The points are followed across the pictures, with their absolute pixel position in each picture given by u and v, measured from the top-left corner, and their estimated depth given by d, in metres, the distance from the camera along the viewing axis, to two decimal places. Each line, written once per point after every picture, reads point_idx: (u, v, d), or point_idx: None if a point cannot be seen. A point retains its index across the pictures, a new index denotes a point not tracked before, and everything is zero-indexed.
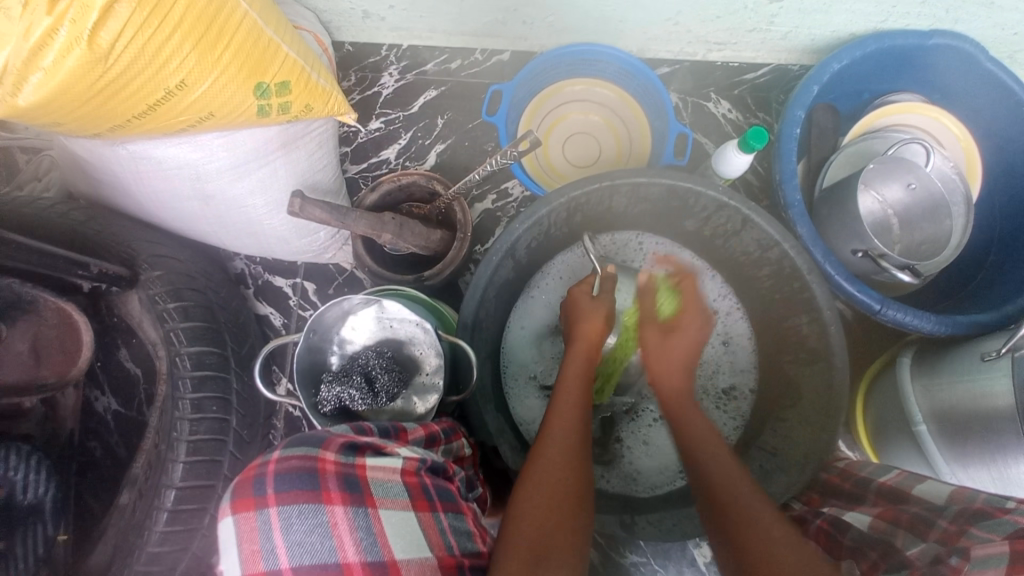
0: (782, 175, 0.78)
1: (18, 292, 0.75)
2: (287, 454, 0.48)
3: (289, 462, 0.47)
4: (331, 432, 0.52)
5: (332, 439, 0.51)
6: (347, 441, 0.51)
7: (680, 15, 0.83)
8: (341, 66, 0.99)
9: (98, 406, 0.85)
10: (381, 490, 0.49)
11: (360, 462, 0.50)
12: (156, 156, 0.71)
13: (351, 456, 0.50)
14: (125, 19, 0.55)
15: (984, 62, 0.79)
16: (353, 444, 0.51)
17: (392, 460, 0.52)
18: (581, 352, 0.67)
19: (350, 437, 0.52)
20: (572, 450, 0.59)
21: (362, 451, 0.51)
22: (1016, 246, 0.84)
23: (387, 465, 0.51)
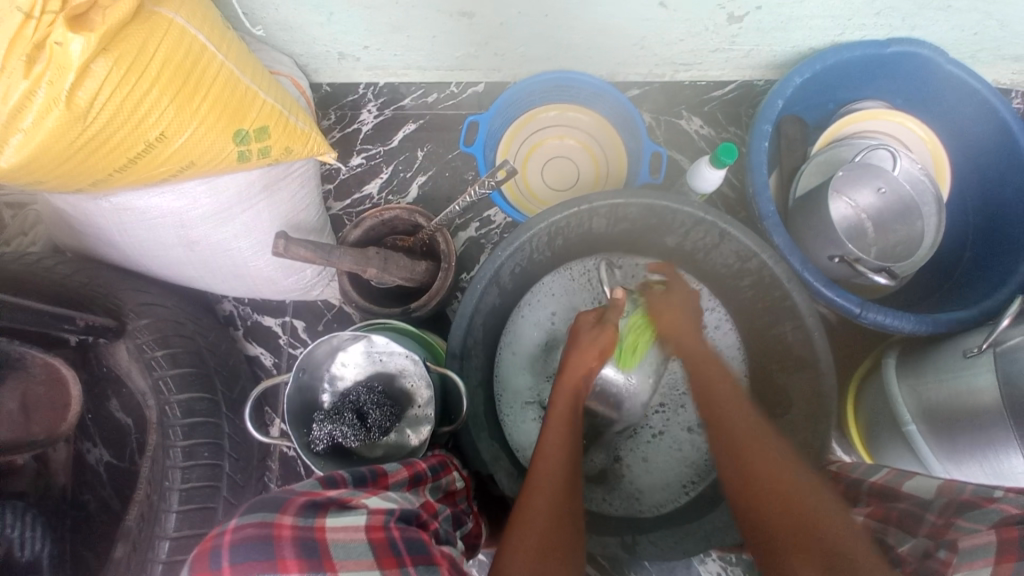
0: (754, 188, 0.80)
1: (6, 350, 0.76)
2: (242, 522, 0.44)
3: (243, 530, 0.44)
4: (292, 490, 0.48)
5: (292, 500, 0.47)
6: (308, 500, 0.47)
7: (645, 40, 0.86)
8: (320, 106, 1.01)
9: (90, 458, 0.82)
10: (343, 552, 0.45)
11: (320, 523, 0.46)
12: (140, 208, 0.72)
13: (310, 517, 0.46)
14: (102, 78, 0.57)
15: (945, 65, 0.82)
16: (315, 503, 0.47)
17: (356, 516, 0.47)
18: (570, 389, 0.67)
19: (313, 494, 0.48)
20: (559, 490, 0.59)
21: (324, 509, 0.47)
22: (991, 241, 0.86)
23: (349, 524, 0.46)
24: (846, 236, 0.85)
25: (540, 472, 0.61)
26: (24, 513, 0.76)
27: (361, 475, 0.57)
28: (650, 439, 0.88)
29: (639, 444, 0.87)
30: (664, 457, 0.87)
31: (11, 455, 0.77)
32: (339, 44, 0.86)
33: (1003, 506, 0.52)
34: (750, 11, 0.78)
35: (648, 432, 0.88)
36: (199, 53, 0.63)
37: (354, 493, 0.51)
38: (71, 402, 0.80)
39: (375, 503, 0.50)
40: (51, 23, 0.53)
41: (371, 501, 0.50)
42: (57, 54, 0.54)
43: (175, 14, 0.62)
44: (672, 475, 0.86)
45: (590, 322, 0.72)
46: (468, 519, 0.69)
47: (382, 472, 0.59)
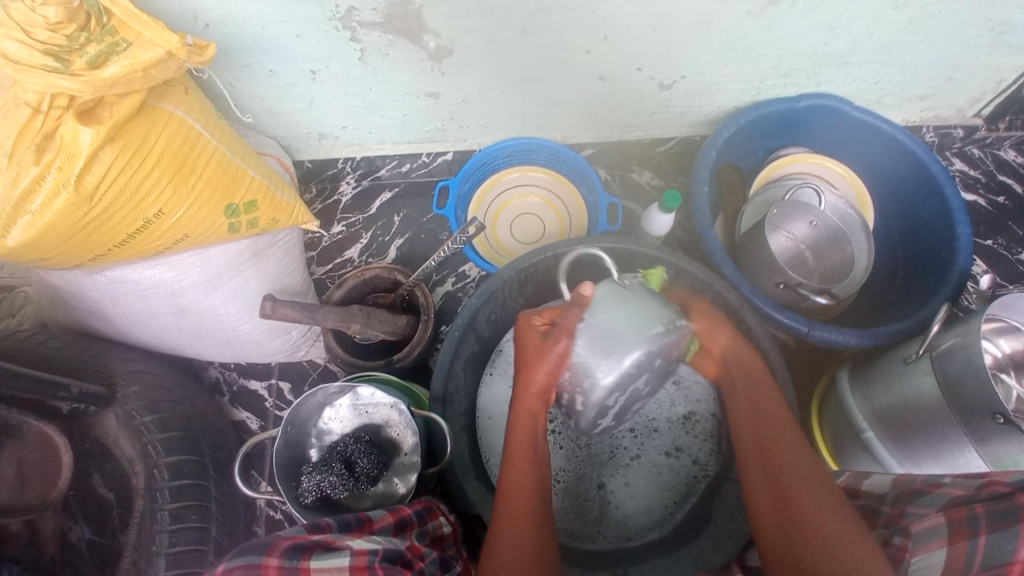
0: (701, 227, 0.88)
1: (1, 418, 0.76)
2: (232, 564, 0.46)
3: (232, 572, 0.45)
4: (279, 534, 0.50)
5: (277, 543, 0.48)
6: (293, 543, 0.48)
7: (591, 108, 0.98)
8: (302, 181, 1.10)
9: (71, 537, 0.77)
10: None
11: (305, 564, 0.46)
12: (134, 279, 0.77)
13: (295, 559, 0.47)
14: (108, 163, 0.64)
15: (852, 111, 0.94)
16: (299, 545, 0.48)
17: (339, 556, 0.48)
18: (526, 415, 0.66)
19: (297, 538, 0.49)
20: (530, 510, 0.62)
21: (308, 552, 0.48)
22: (918, 259, 0.95)
23: (332, 565, 0.47)
24: (789, 265, 0.93)
25: (507, 507, 0.62)
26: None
27: (346, 521, 0.58)
28: (629, 463, 0.88)
29: (620, 470, 0.87)
30: (646, 482, 0.87)
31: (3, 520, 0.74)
32: (319, 125, 0.96)
33: (951, 489, 0.54)
34: (677, 79, 0.91)
35: (626, 455, 0.88)
36: (195, 139, 0.71)
37: (338, 537, 0.52)
38: (62, 470, 0.78)
39: (359, 545, 0.50)
40: (59, 116, 0.61)
41: (355, 543, 0.50)
42: (67, 143, 0.61)
43: (175, 107, 0.70)
44: (654, 500, 0.87)
45: (540, 330, 0.66)
46: (458, 563, 0.70)
47: (367, 518, 0.60)
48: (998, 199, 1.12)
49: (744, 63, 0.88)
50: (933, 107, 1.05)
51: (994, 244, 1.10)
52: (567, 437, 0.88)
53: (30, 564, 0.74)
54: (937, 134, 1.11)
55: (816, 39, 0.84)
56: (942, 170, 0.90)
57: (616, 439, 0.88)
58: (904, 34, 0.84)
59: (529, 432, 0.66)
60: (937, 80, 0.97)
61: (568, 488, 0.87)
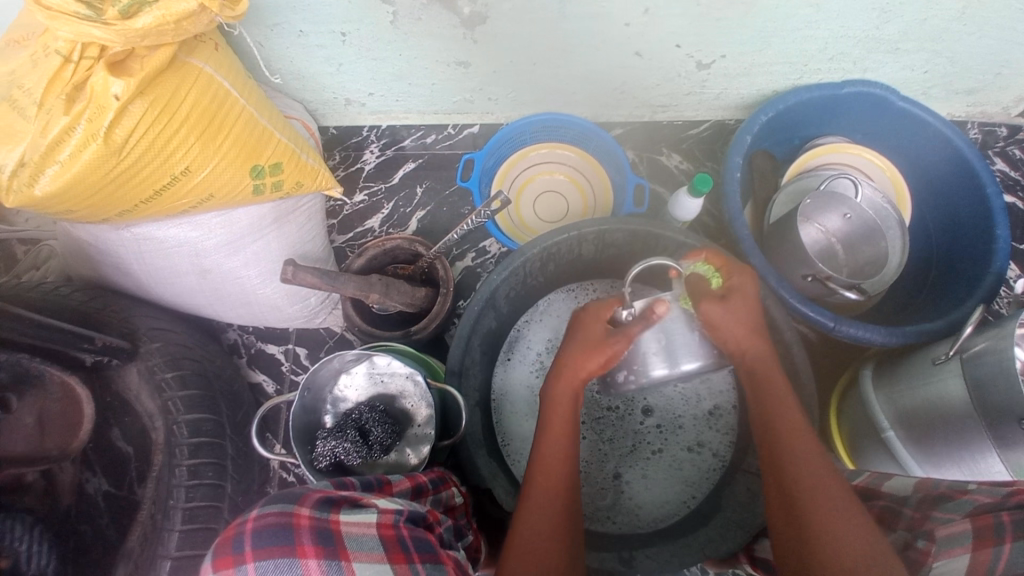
0: (730, 213, 0.86)
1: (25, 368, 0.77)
2: (263, 511, 0.44)
3: (264, 518, 0.43)
4: (307, 487, 0.48)
5: (308, 494, 0.47)
6: (323, 495, 0.47)
7: (624, 85, 0.95)
8: (325, 148, 1.08)
9: (89, 488, 0.80)
10: (356, 544, 0.45)
11: (335, 516, 0.46)
12: (157, 237, 0.77)
13: (327, 510, 0.46)
14: (138, 117, 0.63)
15: (897, 101, 0.90)
16: (329, 498, 0.47)
17: (368, 513, 0.47)
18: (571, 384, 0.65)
19: (326, 491, 0.48)
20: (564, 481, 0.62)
21: (338, 505, 0.47)
22: (954, 260, 0.92)
23: (361, 520, 0.46)
24: (818, 258, 0.91)
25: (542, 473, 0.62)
26: (32, 526, 0.76)
27: (369, 481, 0.58)
28: (649, 457, 0.89)
29: (637, 462, 0.88)
30: (661, 474, 0.88)
31: (22, 470, 0.76)
32: (345, 91, 0.94)
33: (976, 497, 0.54)
34: (716, 59, 0.88)
35: (648, 449, 0.89)
36: (224, 97, 0.70)
37: (363, 494, 0.52)
38: (83, 420, 0.79)
39: (385, 503, 0.50)
40: (89, 67, 0.61)
41: (381, 501, 0.50)
42: (98, 94, 0.61)
43: (204, 64, 0.69)
44: (669, 492, 0.87)
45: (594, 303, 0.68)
46: (469, 533, 0.70)
47: (388, 480, 0.60)
48: None
49: (789, 45, 0.84)
50: (981, 102, 1.01)
51: None
52: (591, 429, 0.90)
53: (45, 513, 0.77)
54: (981, 131, 1.07)
55: (865, 23, 0.80)
56: (985, 169, 0.86)
57: (636, 433, 0.89)
58: (960, 22, 0.80)
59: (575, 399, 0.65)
60: (989, 74, 0.93)
61: (588, 478, 0.88)
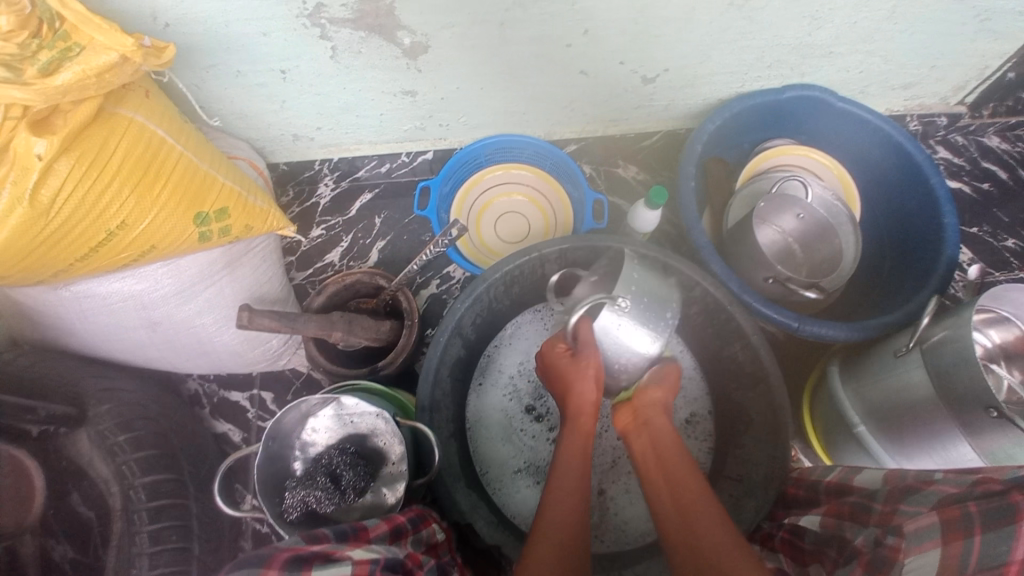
0: (688, 222, 0.86)
1: None
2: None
3: None
4: (276, 545, 0.45)
5: (276, 554, 0.43)
6: (292, 554, 0.44)
7: (575, 103, 0.96)
8: (278, 185, 1.06)
9: (55, 556, 0.74)
10: None
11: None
12: (100, 293, 0.74)
13: (296, 572, 0.43)
14: (65, 175, 0.60)
15: (836, 102, 0.92)
16: (298, 557, 0.44)
17: (342, 569, 0.44)
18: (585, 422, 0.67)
19: (296, 549, 0.45)
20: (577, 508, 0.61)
21: (309, 564, 0.44)
22: (905, 251, 0.95)
23: None
24: (777, 259, 0.93)
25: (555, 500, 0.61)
26: None
27: (341, 530, 0.55)
28: (631, 470, 0.88)
29: (620, 476, 0.87)
30: (644, 487, 0.87)
31: None
32: (293, 127, 0.93)
33: (942, 487, 0.54)
34: (660, 73, 0.89)
35: (628, 463, 0.88)
36: (159, 145, 0.68)
37: (336, 547, 0.48)
38: (36, 493, 0.75)
39: (360, 555, 0.47)
40: (13, 128, 0.58)
41: (355, 553, 0.47)
42: (21, 156, 0.58)
43: (134, 113, 0.66)
44: None
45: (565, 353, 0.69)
46: (453, 570, 0.68)
47: (362, 526, 0.57)
48: (983, 185, 1.13)
49: (729, 55, 0.86)
50: (917, 95, 1.04)
51: (979, 232, 1.10)
52: None
53: None
54: (921, 123, 1.10)
55: (798, 30, 0.82)
56: (927, 161, 0.89)
57: (614, 446, 0.88)
58: (889, 22, 0.83)
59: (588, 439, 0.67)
60: (921, 70, 0.96)
61: None
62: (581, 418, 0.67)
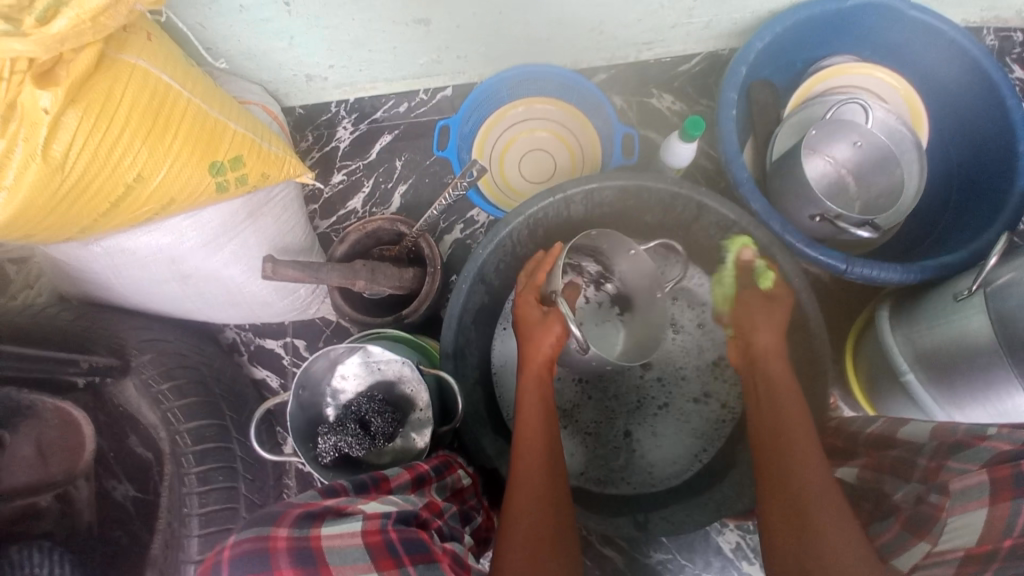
0: (728, 155, 0.79)
1: (16, 400, 0.75)
2: (240, 537, 0.45)
3: (240, 546, 0.44)
4: (290, 503, 0.49)
5: (288, 512, 0.47)
6: (304, 511, 0.47)
7: (603, 25, 0.87)
8: (296, 130, 1.03)
9: (116, 496, 0.80)
10: (338, 558, 0.44)
11: (316, 532, 0.46)
12: (130, 247, 0.75)
13: (307, 527, 0.46)
14: (74, 129, 0.60)
15: (906, 9, 0.81)
16: (310, 514, 0.47)
17: (352, 523, 0.47)
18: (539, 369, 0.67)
19: (309, 505, 0.49)
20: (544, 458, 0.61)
21: (320, 519, 0.47)
22: (974, 182, 0.85)
23: (344, 531, 0.46)
24: (826, 193, 0.85)
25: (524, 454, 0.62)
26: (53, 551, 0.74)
27: (362, 481, 0.57)
28: (657, 413, 0.87)
29: (647, 418, 0.87)
30: (672, 429, 0.86)
31: (31, 497, 0.75)
32: (304, 66, 0.88)
33: (996, 443, 0.50)
34: None
35: (654, 404, 0.87)
36: (165, 92, 0.66)
37: (351, 501, 0.51)
38: (84, 442, 0.78)
39: (372, 508, 0.50)
40: (20, 82, 0.56)
41: (369, 506, 0.50)
42: (28, 111, 0.57)
43: (137, 58, 0.64)
44: (681, 446, 0.85)
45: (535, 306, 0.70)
46: (478, 513, 0.70)
47: (384, 476, 0.59)
48: None
49: None
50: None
51: None
52: (595, 387, 0.87)
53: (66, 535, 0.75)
54: (998, 37, 0.96)
55: None
56: (1004, 79, 0.78)
57: (642, 389, 0.87)
58: None
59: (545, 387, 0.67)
60: None
61: (598, 438, 0.86)
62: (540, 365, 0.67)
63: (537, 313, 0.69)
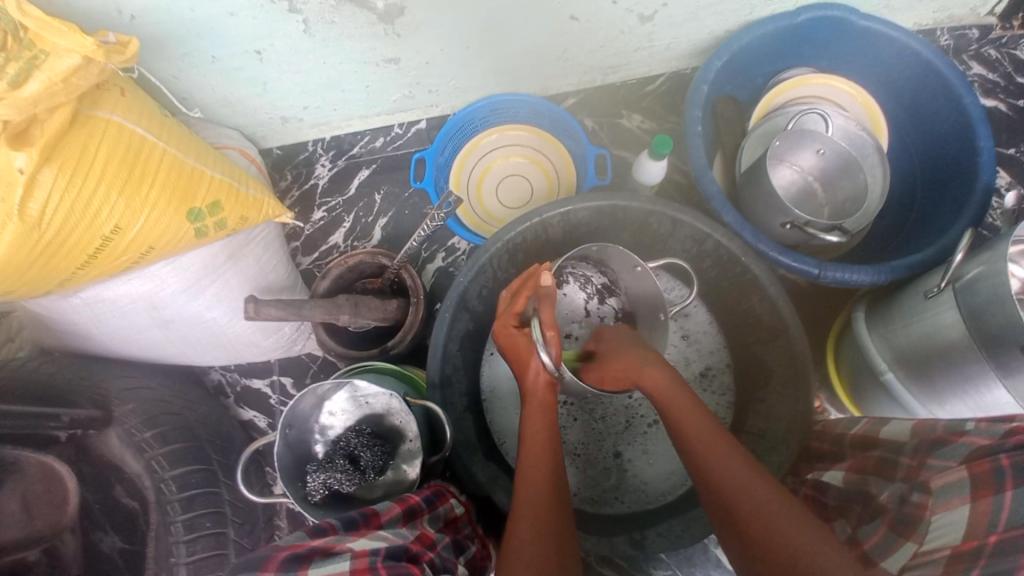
0: (696, 170, 0.81)
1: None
2: None
3: None
4: (275, 547, 0.48)
5: (273, 557, 0.47)
6: (289, 554, 0.47)
7: (568, 53, 0.90)
8: (276, 170, 1.05)
9: (103, 548, 0.77)
10: None
11: (301, 574, 0.45)
12: (110, 297, 0.75)
13: (291, 571, 0.45)
14: (50, 185, 0.60)
15: (857, 20, 0.84)
16: (296, 556, 0.47)
17: (337, 563, 0.46)
18: (539, 406, 0.65)
19: (295, 548, 0.48)
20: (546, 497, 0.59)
21: (306, 561, 0.46)
22: (936, 180, 0.88)
23: (330, 572, 0.45)
24: (796, 202, 0.87)
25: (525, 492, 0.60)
26: None
27: (352, 518, 0.56)
28: (646, 430, 0.87)
29: (636, 437, 0.87)
30: (661, 446, 0.86)
31: (18, 553, 0.75)
32: (279, 108, 0.90)
33: (975, 439, 0.51)
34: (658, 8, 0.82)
35: (643, 422, 0.87)
36: (141, 143, 0.67)
37: (340, 539, 0.51)
38: (69, 496, 0.77)
39: (360, 546, 0.49)
40: None
41: (357, 544, 0.49)
42: (2, 172, 0.58)
43: (111, 113, 0.65)
44: (673, 462, 0.85)
45: (514, 330, 0.68)
46: (473, 543, 0.69)
47: (374, 512, 0.58)
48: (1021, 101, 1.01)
49: None
50: (947, 6, 0.94)
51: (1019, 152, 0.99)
52: (581, 408, 0.87)
53: None
54: (952, 36, 0.99)
55: None
56: (957, 77, 0.81)
57: (630, 407, 0.87)
58: None
59: (545, 422, 0.64)
60: None
61: (588, 459, 0.86)
62: (537, 389, 0.66)
63: (524, 339, 0.68)
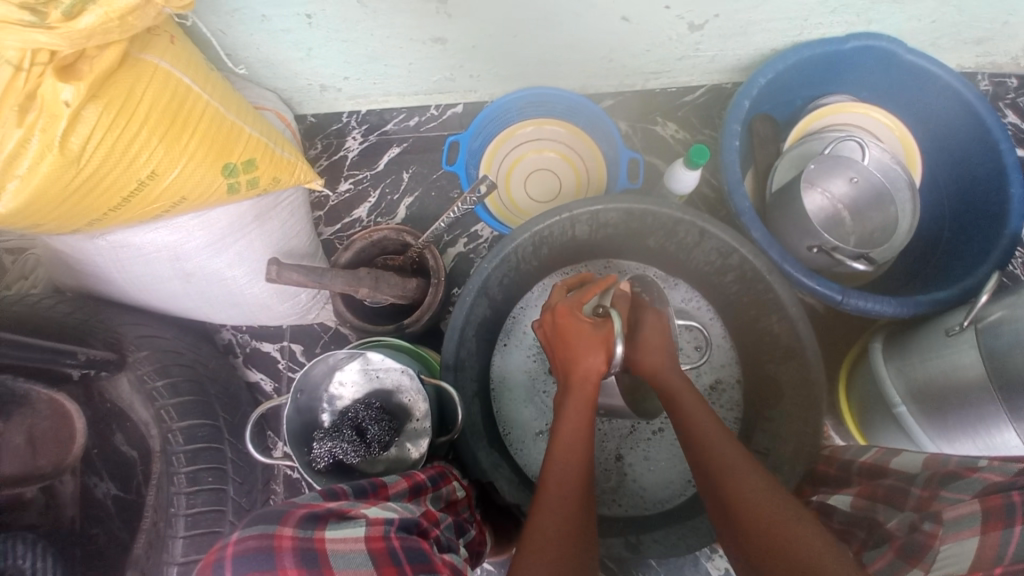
0: (729, 184, 0.81)
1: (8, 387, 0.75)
2: (244, 534, 0.44)
3: (245, 542, 0.43)
4: (291, 504, 0.48)
5: (291, 512, 0.46)
6: (307, 512, 0.47)
7: (614, 53, 0.90)
8: (307, 138, 1.05)
9: (97, 493, 0.80)
10: (342, 561, 0.44)
11: (320, 533, 0.45)
12: (135, 243, 0.75)
13: (311, 528, 0.45)
14: (93, 122, 0.60)
15: (905, 54, 0.84)
16: (314, 514, 0.47)
17: (354, 528, 0.47)
18: (580, 399, 0.62)
19: (312, 506, 0.48)
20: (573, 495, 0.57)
21: (324, 521, 0.46)
22: (963, 220, 0.88)
23: (348, 536, 0.46)
24: (823, 227, 0.87)
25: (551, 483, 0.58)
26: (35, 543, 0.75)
27: (362, 486, 0.56)
28: (650, 437, 0.87)
29: (639, 442, 0.87)
30: (664, 455, 0.87)
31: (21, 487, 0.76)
32: (320, 76, 0.90)
33: (987, 475, 0.52)
34: (708, 19, 0.82)
35: (649, 429, 0.88)
36: (185, 93, 0.67)
37: (354, 504, 0.51)
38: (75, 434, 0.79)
39: (375, 514, 0.49)
40: (41, 74, 0.57)
41: (371, 512, 0.50)
42: (49, 103, 0.58)
43: (160, 59, 0.66)
44: (673, 472, 0.86)
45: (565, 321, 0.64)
46: (472, 526, 0.69)
47: (382, 483, 0.58)
48: None
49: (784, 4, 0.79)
50: (991, 52, 0.95)
51: None
52: None
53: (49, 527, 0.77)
54: (991, 82, 1.00)
55: None
56: (996, 122, 0.82)
57: None
58: None
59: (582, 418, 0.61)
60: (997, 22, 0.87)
61: None
62: (582, 383, 0.62)
63: (579, 331, 0.63)
